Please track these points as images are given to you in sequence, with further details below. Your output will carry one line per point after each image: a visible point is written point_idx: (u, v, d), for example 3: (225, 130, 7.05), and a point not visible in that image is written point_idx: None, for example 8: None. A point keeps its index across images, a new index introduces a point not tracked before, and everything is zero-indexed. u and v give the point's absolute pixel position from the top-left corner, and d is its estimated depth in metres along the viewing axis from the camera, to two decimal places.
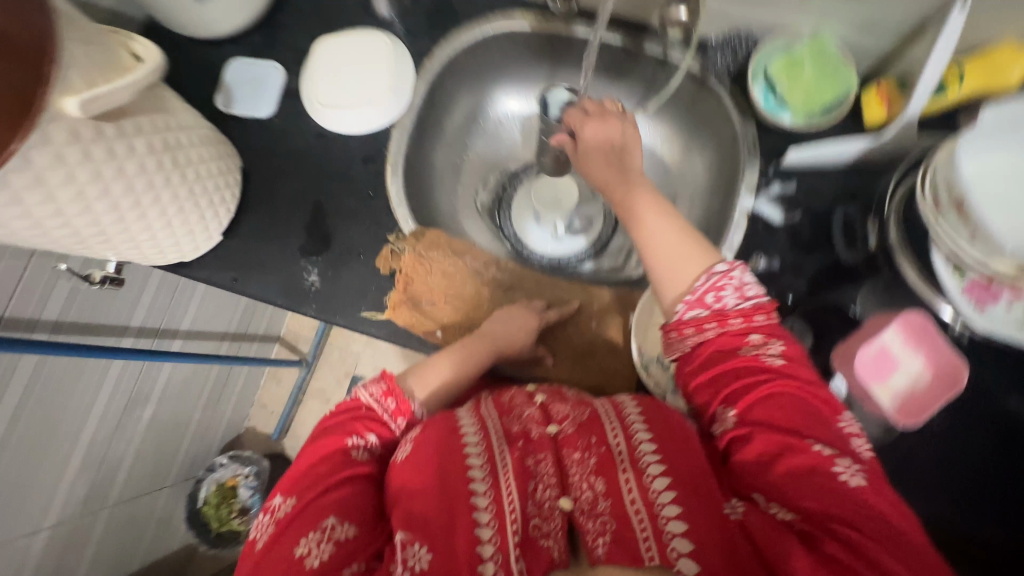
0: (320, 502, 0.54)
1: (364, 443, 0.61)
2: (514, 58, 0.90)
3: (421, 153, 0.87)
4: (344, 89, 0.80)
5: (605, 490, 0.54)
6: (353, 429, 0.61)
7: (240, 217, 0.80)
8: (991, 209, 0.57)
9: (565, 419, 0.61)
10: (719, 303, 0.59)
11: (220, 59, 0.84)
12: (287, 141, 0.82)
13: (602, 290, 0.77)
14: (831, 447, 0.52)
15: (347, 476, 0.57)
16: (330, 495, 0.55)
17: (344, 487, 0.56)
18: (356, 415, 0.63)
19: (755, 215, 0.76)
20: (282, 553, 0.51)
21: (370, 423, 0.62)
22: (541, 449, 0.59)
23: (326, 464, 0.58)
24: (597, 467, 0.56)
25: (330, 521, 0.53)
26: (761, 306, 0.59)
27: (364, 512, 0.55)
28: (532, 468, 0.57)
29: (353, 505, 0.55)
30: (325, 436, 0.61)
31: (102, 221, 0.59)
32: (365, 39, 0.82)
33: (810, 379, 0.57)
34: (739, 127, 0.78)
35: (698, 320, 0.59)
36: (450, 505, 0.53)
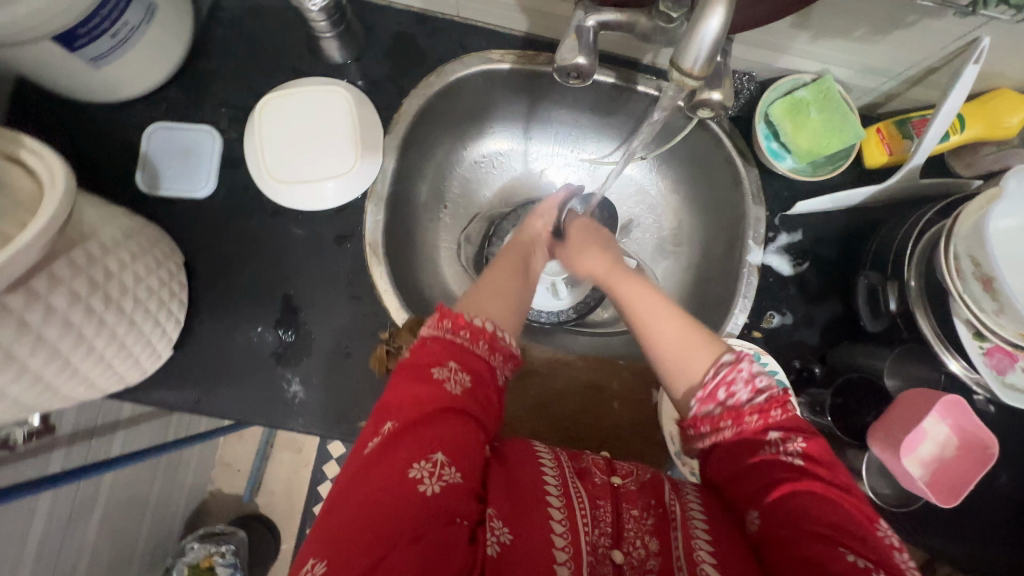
0: (429, 428, 0.47)
1: (453, 374, 0.51)
2: (493, 98, 0.80)
3: (400, 218, 0.76)
4: (301, 158, 0.68)
5: (659, 550, 0.50)
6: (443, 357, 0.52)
7: (192, 322, 0.67)
8: (1011, 269, 0.58)
9: (628, 474, 0.56)
10: (731, 398, 0.53)
11: (133, 125, 0.68)
12: (237, 224, 0.69)
13: (617, 366, 0.73)
14: (869, 560, 0.44)
15: (449, 410, 0.49)
16: (432, 430, 0.47)
17: (448, 418, 0.48)
18: (442, 343, 0.53)
19: (764, 268, 0.74)
20: (387, 471, 0.45)
21: (463, 355, 0.52)
22: (601, 494, 0.52)
23: (423, 393, 0.49)
24: (654, 528, 0.51)
25: (441, 456, 0.46)
26: (776, 399, 0.52)
27: (470, 450, 0.48)
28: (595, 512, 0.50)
29: (459, 442, 0.48)
30: (414, 362, 0.52)
31: (20, 396, 0.46)
32: (319, 94, 0.69)
33: (841, 480, 0.49)
34: (742, 173, 0.74)
35: (711, 419, 0.54)
36: (526, 509, 0.48)
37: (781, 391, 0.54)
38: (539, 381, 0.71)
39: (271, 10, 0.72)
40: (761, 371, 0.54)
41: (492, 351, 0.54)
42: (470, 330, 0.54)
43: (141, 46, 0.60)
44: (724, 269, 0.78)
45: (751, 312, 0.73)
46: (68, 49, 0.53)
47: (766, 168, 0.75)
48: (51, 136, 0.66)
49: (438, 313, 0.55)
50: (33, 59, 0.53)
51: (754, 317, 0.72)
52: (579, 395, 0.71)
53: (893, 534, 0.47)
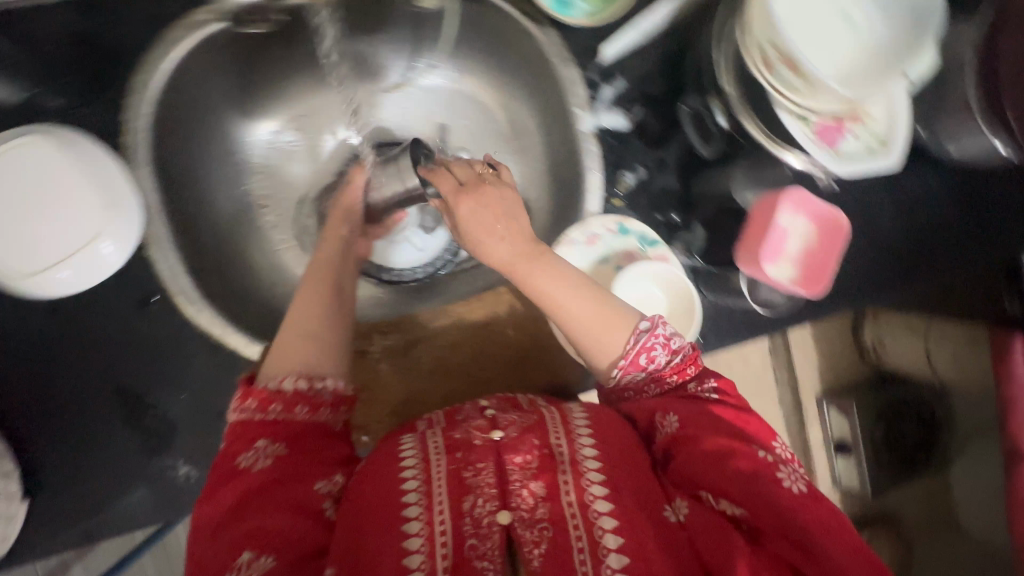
0: (229, 532, 0.44)
1: (260, 452, 0.47)
2: (240, 65, 0.67)
3: (205, 248, 0.65)
4: (37, 238, 0.55)
5: (546, 494, 0.48)
6: (243, 440, 0.48)
7: (34, 463, 0.59)
8: (808, 43, 0.55)
9: (510, 423, 0.52)
10: (653, 364, 0.54)
11: None
12: (20, 339, 0.58)
13: (498, 294, 0.68)
14: (774, 454, 0.49)
15: (246, 499, 0.45)
16: (237, 527, 0.44)
17: (253, 503, 0.45)
18: (253, 426, 0.48)
19: (602, 131, 0.69)
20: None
21: (271, 430, 0.49)
22: (482, 457, 0.49)
23: (230, 492, 0.46)
24: (540, 470, 0.49)
25: (247, 554, 0.43)
26: (689, 357, 0.55)
27: (291, 530, 0.45)
28: (471, 481, 0.48)
29: (273, 527, 0.44)
30: (224, 456, 0.48)
31: None
32: (13, 154, 0.55)
33: (751, 410, 0.53)
34: (540, 38, 0.66)
35: (637, 384, 0.55)
36: (374, 543, 0.44)
37: (693, 345, 0.57)
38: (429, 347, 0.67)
39: None
40: (674, 331, 0.55)
41: (317, 409, 0.51)
42: (279, 403, 0.49)
43: None
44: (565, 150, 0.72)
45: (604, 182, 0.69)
46: None
47: (561, 24, 0.67)
48: None
49: (242, 391, 0.50)
50: None
51: (608, 187, 0.69)
52: (473, 338, 0.67)
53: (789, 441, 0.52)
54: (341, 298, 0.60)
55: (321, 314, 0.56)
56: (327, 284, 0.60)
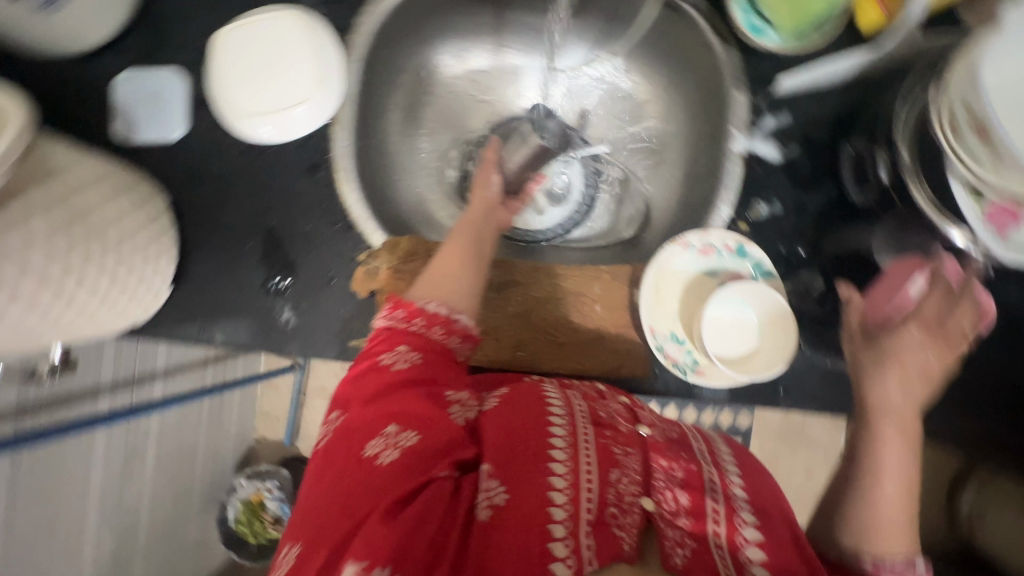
0: (378, 406, 0.51)
1: (401, 355, 0.54)
2: (456, 10, 0.78)
3: (371, 145, 0.76)
4: (262, 89, 0.68)
5: (691, 504, 0.50)
6: (388, 343, 0.55)
7: (186, 262, 0.71)
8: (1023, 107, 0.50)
9: (654, 426, 0.58)
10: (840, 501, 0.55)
11: (103, 74, 0.69)
12: (215, 164, 0.71)
13: (598, 271, 0.71)
14: None
15: (394, 388, 0.52)
16: (383, 406, 0.51)
17: (399, 394, 0.51)
18: (397, 333, 0.56)
19: (752, 157, 0.70)
20: (345, 454, 0.48)
21: (409, 339, 0.56)
22: (628, 443, 0.54)
23: (372, 381, 0.53)
24: (684, 481, 0.52)
25: (393, 427, 0.49)
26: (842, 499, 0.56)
27: (430, 418, 0.50)
28: (618, 457, 0.52)
29: (416, 411, 0.50)
30: (366, 354, 0.56)
31: (24, 322, 0.51)
32: (272, 22, 0.68)
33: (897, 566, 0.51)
34: (722, 55, 0.70)
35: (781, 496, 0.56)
36: (524, 466, 0.48)
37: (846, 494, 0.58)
38: (520, 293, 0.71)
39: None
40: None
41: (448, 334, 0.58)
42: (424, 318, 0.57)
43: None
44: (707, 166, 0.74)
45: (736, 204, 0.70)
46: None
47: (749, 48, 0.69)
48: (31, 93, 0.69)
49: (392, 302, 0.59)
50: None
51: (739, 210, 0.69)
52: (560, 301, 0.70)
53: None
54: (479, 249, 0.67)
55: (463, 256, 0.64)
56: (467, 241, 0.67)
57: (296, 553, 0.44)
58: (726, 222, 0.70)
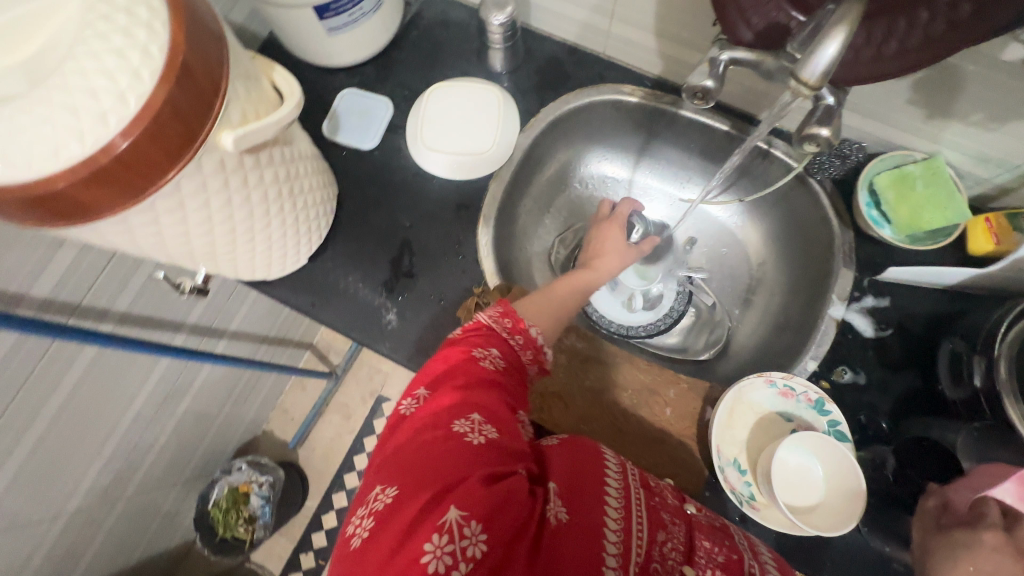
0: (468, 394, 0.53)
1: (492, 356, 0.59)
2: (614, 126, 0.91)
3: (511, 204, 0.87)
4: (448, 134, 0.82)
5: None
6: (477, 342, 0.59)
7: (328, 243, 0.81)
8: None
9: (699, 510, 0.60)
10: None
11: (332, 86, 0.87)
12: (385, 177, 0.83)
13: (677, 378, 0.74)
14: None
15: (484, 382, 0.55)
16: (473, 394, 0.53)
17: (486, 388, 0.55)
18: (497, 337, 0.61)
19: (844, 324, 0.75)
20: (434, 426, 0.50)
21: (505, 349, 0.61)
22: (677, 522, 0.57)
23: (464, 370, 0.56)
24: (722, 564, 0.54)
25: (478, 417, 0.52)
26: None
27: (505, 419, 0.53)
28: (665, 530, 0.54)
29: (499, 411, 0.53)
30: (451, 346, 0.59)
31: (216, 243, 0.60)
32: (475, 89, 0.84)
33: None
34: (838, 232, 0.78)
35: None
36: (587, 495, 0.52)
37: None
38: (599, 372, 0.75)
39: (458, 24, 0.90)
40: None
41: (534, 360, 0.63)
42: (524, 336, 0.62)
43: (364, 27, 0.78)
44: (799, 320, 0.80)
45: (823, 362, 0.73)
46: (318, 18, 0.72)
47: (863, 233, 0.77)
48: None
49: (501, 308, 0.64)
50: (294, 21, 0.73)
51: (824, 368, 0.73)
52: (635, 393, 0.73)
53: None
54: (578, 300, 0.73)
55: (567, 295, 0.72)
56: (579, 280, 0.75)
57: (388, 497, 0.47)
58: (808, 374, 0.73)
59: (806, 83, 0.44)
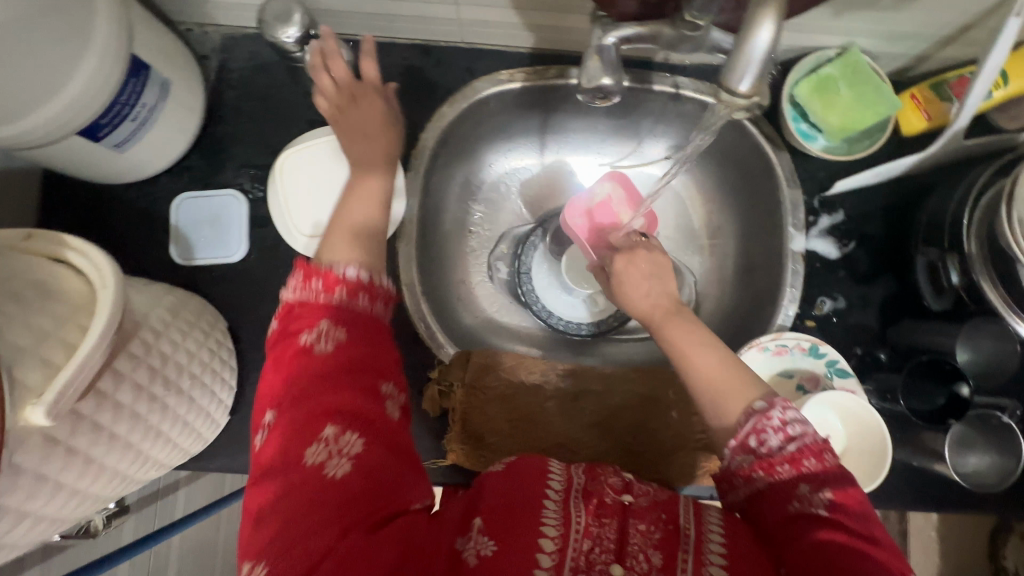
0: (311, 403, 0.47)
1: (324, 333, 0.49)
2: (506, 117, 0.78)
3: (429, 253, 0.76)
4: (328, 209, 0.68)
5: (662, 566, 0.47)
6: (302, 325, 0.49)
7: (244, 385, 0.68)
8: None
9: (643, 493, 0.53)
10: (762, 447, 0.50)
11: (159, 198, 0.68)
12: (274, 283, 0.69)
13: (671, 375, 0.70)
14: None
15: (326, 379, 0.47)
16: (319, 403, 0.46)
17: (332, 385, 0.47)
18: (315, 305, 0.50)
19: (809, 253, 0.71)
20: (288, 466, 0.45)
21: (337, 313, 0.50)
22: (609, 513, 0.50)
23: (299, 368, 0.48)
24: (661, 542, 0.48)
25: (333, 433, 0.46)
26: (809, 448, 0.49)
27: (371, 421, 0.47)
28: (595, 531, 0.48)
29: (359, 412, 0.47)
30: (280, 339, 0.50)
31: (101, 492, 0.47)
32: (337, 144, 0.69)
33: (875, 535, 0.46)
34: (775, 158, 0.72)
35: (744, 470, 0.50)
36: (516, 525, 0.47)
37: (820, 439, 0.50)
38: (593, 403, 0.69)
39: (279, 63, 0.72)
40: None
41: (373, 300, 0.52)
42: (346, 286, 0.50)
43: (161, 123, 0.60)
44: (763, 259, 0.76)
45: (802, 301, 0.70)
46: (93, 140, 0.54)
47: (798, 150, 0.72)
48: (86, 220, 0.67)
49: (302, 271, 0.51)
50: (66, 155, 0.55)
51: (805, 307, 0.70)
52: (635, 409, 0.69)
53: None
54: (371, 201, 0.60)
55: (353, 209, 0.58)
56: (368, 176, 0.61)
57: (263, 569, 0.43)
58: (793, 319, 0.70)
59: (737, 93, 0.39)
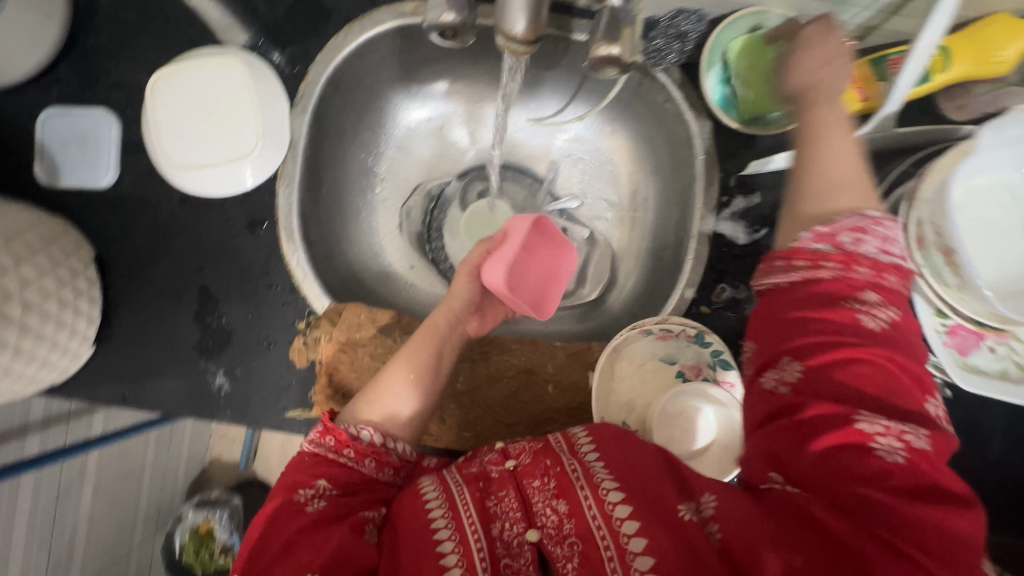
0: (291, 560, 0.45)
1: (318, 492, 0.49)
2: (415, 55, 0.71)
3: (323, 196, 0.71)
4: (199, 141, 0.63)
5: (569, 512, 0.47)
6: (298, 481, 0.50)
7: (112, 318, 0.66)
8: (977, 235, 0.50)
9: (521, 451, 0.54)
10: (853, 244, 0.43)
11: (25, 112, 0.64)
12: (146, 216, 0.65)
13: (554, 348, 0.68)
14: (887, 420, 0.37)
15: (314, 532, 0.46)
16: (295, 560, 0.45)
17: (316, 538, 0.46)
18: (318, 463, 0.51)
19: (717, 236, 0.66)
20: None
21: (335, 470, 0.51)
22: (501, 487, 0.52)
23: (285, 529, 0.47)
24: (558, 490, 0.49)
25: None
26: (895, 268, 0.42)
27: (343, 557, 0.45)
28: (493, 509, 0.50)
29: (327, 548, 0.45)
30: (272, 494, 0.50)
31: None
32: (214, 69, 0.63)
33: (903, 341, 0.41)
34: (694, 128, 0.67)
35: (815, 254, 0.44)
36: (417, 542, 0.47)
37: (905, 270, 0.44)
38: (470, 371, 0.67)
39: None
40: None
41: (381, 465, 0.54)
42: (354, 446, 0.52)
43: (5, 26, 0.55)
44: (675, 237, 0.71)
45: (702, 284, 0.66)
46: None
47: (720, 122, 0.67)
48: None
49: (322, 424, 0.54)
50: None
51: (704, 292, 0.66)
52: (514, 379, 0.67)
53: (893, 447, 0.36)
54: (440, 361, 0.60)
55: (419, 377, 0.58)
56: (427, 347, 0.60)
57: None
58: (686, 305, 0.66)
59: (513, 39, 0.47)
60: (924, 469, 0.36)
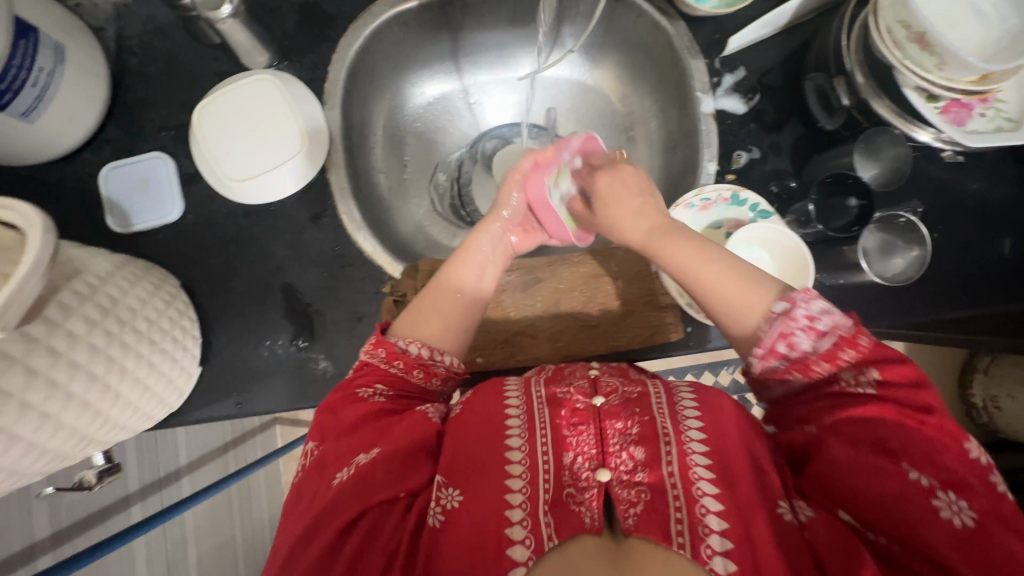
0: (352, 437, 0.53)
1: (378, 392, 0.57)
2: (410, 41, 0.79)
3: (364, 183, 0.77)
4: (250, 153, 0.68)
5: (646, 460, 0.50)
6: (360, 385, 0.58)
7: (209, 338, 0.70)
8: (938, 22, 0.60)
9: (612, 392, 0.56)
10: (795, 351, 0.52)
11: (84, 174, 0.69)
12: (216, 237, 0.70)
13: (610, 250, 0.75)
14: (934, 478, 0.46)
15: (373, 420, 0.54)
16: (354, 439, 0.53)
17: (371, 426, 0.54)
18: (377, 372, 0.59)
19: (720, 113, 0.74)
20: (319, 479, 0.52)
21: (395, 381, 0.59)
22: (582, 420, 0.53)
23: (349, 412, 0.55)
24: (639, 437, 0.52)
25: (359, 458, 0.52)
26: (844, 339, 0.51)
27: (404, 447, 0.52)
28: (571, 441, 0.52)
29: (392, 439, 0.53)
30: (340, 392, 0.58)
31: (80, 426, 0.50)
32: (247, 90, 0.69)
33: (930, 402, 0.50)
34: (670, 28, 0.75)
35: (777, 371, 0.53)
36: (479, 468, 0.51)
37: (850, 326, 0.52)
38: (546, 287, 0.73)
39: (173, 24, 0.72)
40: None
41: (429, 377, 0.60)
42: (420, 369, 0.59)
43: (64, 89, 0.61)
44: (681, 132, 0.79)
45: (720, 157, 0.74)
46: None
47: (691, 16, 0.75)
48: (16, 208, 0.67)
49: (376, 339, 0.60)
50: None
51: (724, 162, 0.74)
52: (583, 285, 0.73)
53: (951, 509, 0.45)
54: (478, 279, 0.66)
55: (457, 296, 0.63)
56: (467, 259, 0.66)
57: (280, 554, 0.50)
58: (714, 177, 0.73)
59: None
60: (985, 526, 0.44)
